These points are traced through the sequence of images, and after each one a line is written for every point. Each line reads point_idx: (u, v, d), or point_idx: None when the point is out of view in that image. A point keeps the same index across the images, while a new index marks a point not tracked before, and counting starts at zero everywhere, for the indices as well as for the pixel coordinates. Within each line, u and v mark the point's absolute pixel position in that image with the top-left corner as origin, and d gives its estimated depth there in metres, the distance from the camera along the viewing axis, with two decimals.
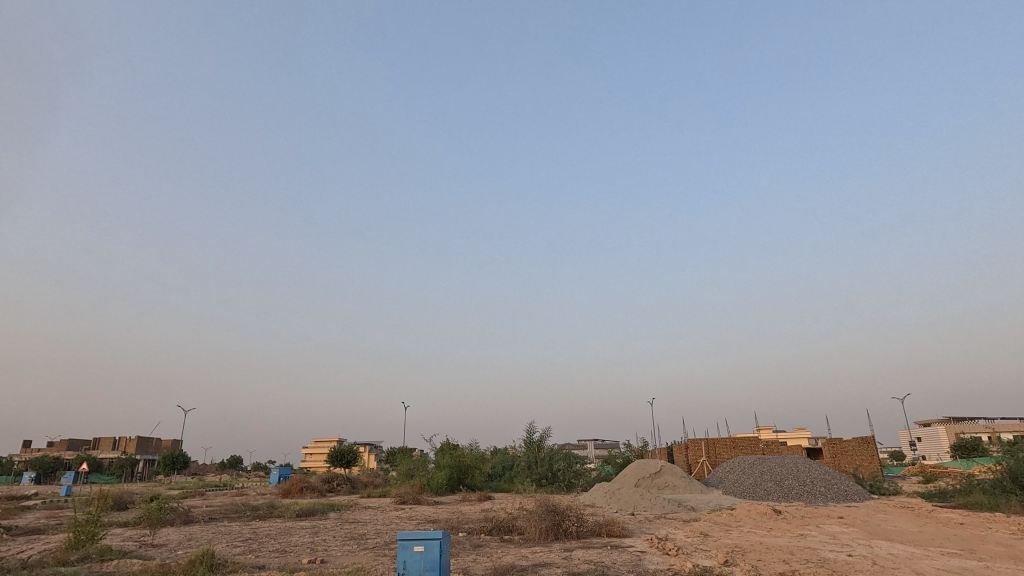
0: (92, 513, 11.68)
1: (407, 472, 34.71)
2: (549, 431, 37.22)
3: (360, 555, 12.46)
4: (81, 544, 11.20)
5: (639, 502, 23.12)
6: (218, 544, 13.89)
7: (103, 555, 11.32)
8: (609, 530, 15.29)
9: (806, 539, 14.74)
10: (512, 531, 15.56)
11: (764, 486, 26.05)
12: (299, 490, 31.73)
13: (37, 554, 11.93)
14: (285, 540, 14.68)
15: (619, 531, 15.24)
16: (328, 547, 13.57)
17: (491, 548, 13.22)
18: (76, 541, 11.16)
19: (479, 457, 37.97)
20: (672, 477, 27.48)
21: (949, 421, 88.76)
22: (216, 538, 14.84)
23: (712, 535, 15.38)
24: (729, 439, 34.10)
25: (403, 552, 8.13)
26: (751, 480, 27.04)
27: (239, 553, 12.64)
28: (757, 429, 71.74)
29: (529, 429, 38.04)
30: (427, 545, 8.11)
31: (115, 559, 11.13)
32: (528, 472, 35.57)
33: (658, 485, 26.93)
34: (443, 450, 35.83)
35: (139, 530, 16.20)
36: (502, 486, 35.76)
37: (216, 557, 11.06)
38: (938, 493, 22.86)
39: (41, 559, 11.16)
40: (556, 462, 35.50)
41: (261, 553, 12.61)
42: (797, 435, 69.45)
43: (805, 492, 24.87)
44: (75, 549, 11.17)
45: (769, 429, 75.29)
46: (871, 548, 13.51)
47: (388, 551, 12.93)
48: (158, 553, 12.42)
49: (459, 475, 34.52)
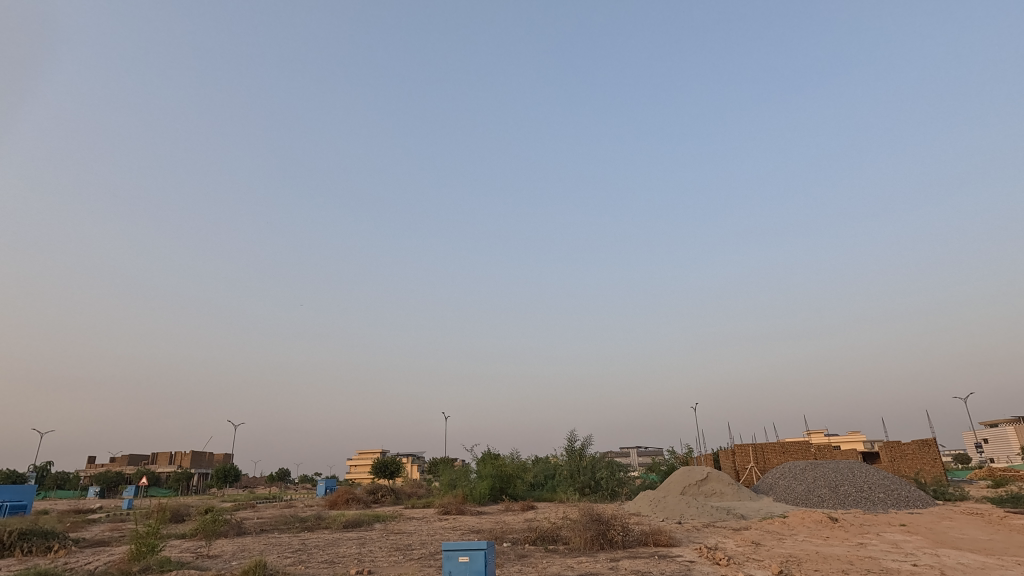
0: (153, 525, 12.18)
1: (450, 482, 34.93)
2: (590, 439, 36.90)
3: (407, 566, 12.51)
4: (143, 556, 11.68)
5: (685, 510, 22.57)
6: (270, 556, 14.26)
7: (164, 565, 11.77)
8: (655, 539, 14.98)
9: (866, 548, 14.03)
10: (556, 541, 15.42)
11: (818, 493, 25.05)
12: (345, 502, 32.41)
13: (103, 565, 12.47)
14: (333, 551, 14.88)
15: (666, 540, 14.91)
16: (375, 558, 13.75)
17: (536, 558, 13.13)
18: (138, 552, 11.65)
19: (521, 466, 37.91)
20: (719, 484, 26.75)
21: (1018, 421, 83.44)
22: (267, 550, 15.24)
23: (764, 544, 14.86)
24: (778, 444, 33.02)
25: (449, 562, 8.14)
26: (804, 486, 26.01)
27: (289, 564, 12.89)
28: (808, 433, 69.06)
29: (570, 437, 37.72)
30: (472, 556, 8.12)
31: (173, 570, 11.53)
32: (571, 481, 35.24)
33: (705, 493, 26.24)
34: (484, 459, 35.89)
35: (196, 541, 16.76)
36: (545, 495, 35.51)
37: (269, 568, 11.35)
38: (1011, 498, 21.42)
39: (107, 569, 11.67)
40: (599, 471, 35.11)
41: (311, 564, 12.89)
42: (851, 439, 66.44)
43: (863, 498, 23.76)
44: (137, 561, 11.66)
45: (820, 433, 72.25)
46: (938, 557, 12.75)
47: (434, 562, 12.96)
48: (214, 564, 12.84)
49: (501, 484, 34.50)
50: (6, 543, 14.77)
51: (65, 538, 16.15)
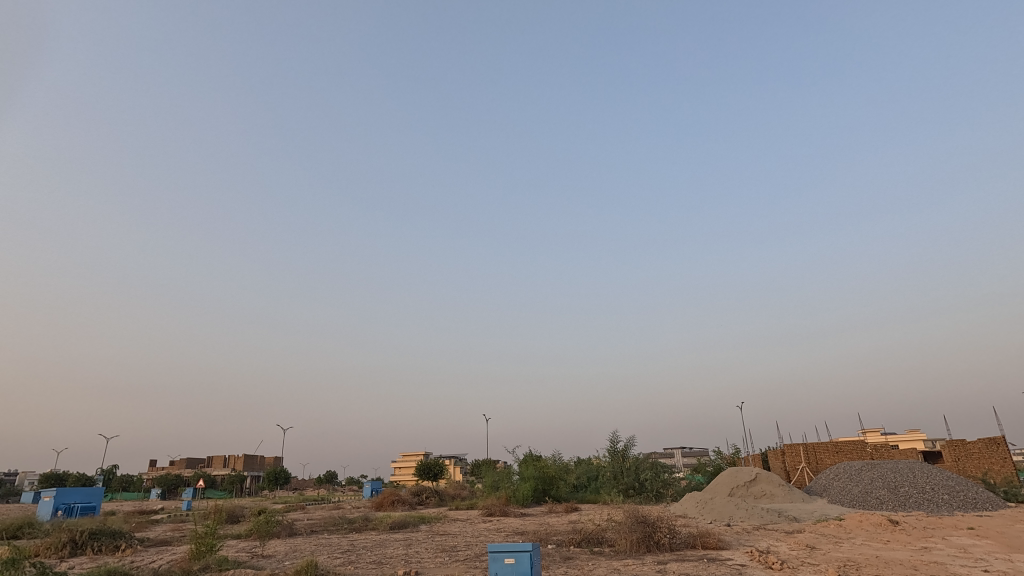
0: (211, 526, 12.70)
1: (493, 484, 35.09)
2: (633, 440, 36.46)
3: (452, 567, 12.63)
4: (202, 555, 12.17)
5: (734, 512, 21.96)
6: (320, 556, 14.68)
7: (222, 564, 12.27)
8: (704, 542, 14.63)
9: (931, 553, 13.28)
10: (602, 543, 15.25)
11: (876, 494, 23.95)
12: (391, 503, 33.01)
13: (166, 564, 13.06)
14: (381, 552, 15.21)
15: (715, 543, 14.53)
16: (421, 559, 13.92)
17: (581, 560, 12.99)
18: (198, 552, 12.16)
19: (563, 468, 37.75)
20: (769, 485, 25.95)
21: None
22: (319, 550, 15.65)
23: (820, 548, 14.26)
24: (831, 443, 31.74)
25: (494, 564, 8.16)
26: (860, 487, 24.93)
27: (339, 565, 13.22)
28: (863, 432, 66.25)
29: (612, 438, 37.35)
30: (518, 557, 8.11)
31: (231, 569, 11.99)
32: (614, 483, 34.81)
33: (754, 494, 25.50)
34: (527, 461, 35.90)
35: (251, 542, 17.42)
36: (589, 496, 35.18)
37: (320, 568, 11.63)
38: None
39: (170, 568, 12.21)
40: (643, 472, 34.60)
41: (360, 565, 13.15)
42: (911, 438, 63.39)
43: (925, 500, 22.58)
44: (197, 560, 12.17)
45: (876, 431, 69.12)
46: (1013, 564, 11.94)
47: (479, 564, 13.04)
48: (269, 564, 13.27)
49: (544, 486, 34.41)
50: (78, 542, 15.66)
51: (131, 538, 17.02)
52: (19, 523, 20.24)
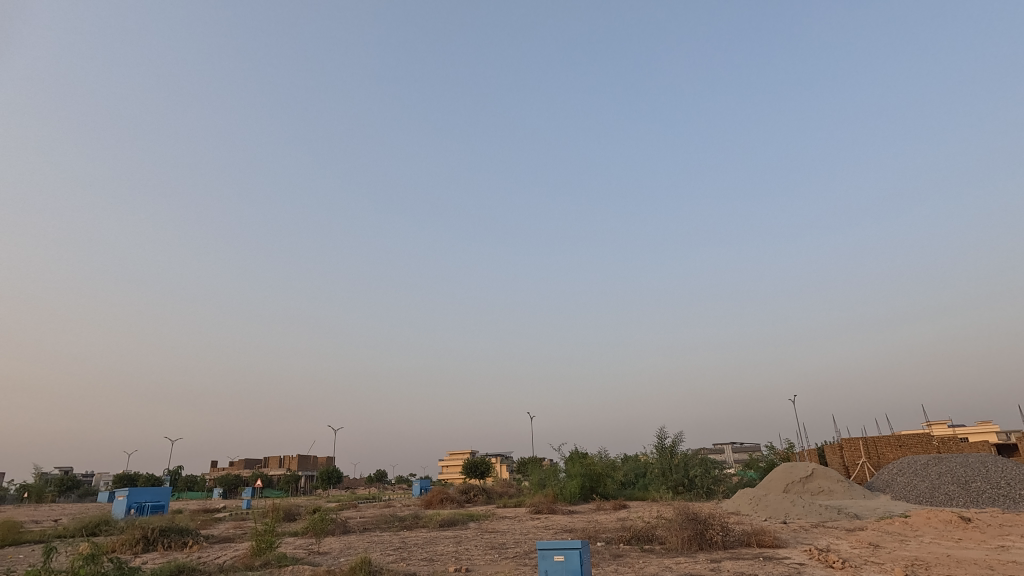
0: (269, 523, 13.23)
1: (540, 481, 35.08)
2: (680, 436, 35.81)
3: (502, 564, 12.72)
4: (263, 551, 12.71)
5: (790, 509, 21.25)
6: (374, 553, 15.04)
7: (282, 560, 12.75)
8: (759, 539, 14.23)
9: (1008, 552, 12.49)
10: (652, 541, 15.03)
11: (945, 490, 22.70)
12: (440, 501, 33.50)
13: (229, 560, 13.70)
14: (432, 549, 15.43)
15: (771, 541, 14.09)
16: (472, 556, 14.07)
17: (632, 558, 12.87)
18: (259, 548, 12.71)
19: (610, 465, 37.39)
20: (827, 481, 24.99)
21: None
22: (372, 547, 16.04)
23: (885, 546, 13.58)
24: (895, 437, 30.09)
25: (544, 561, 8.16)
26: (927, 483, 23.69)
27: (392, 561, 13.55)
28: (929, 424, 62.95)
29: (659, 434, 36.75)
30: (567, 555, 8.08)
31: (289, 565, 12.46)
32: (663, 479, 34.19)
33: (811, 490, 24.61)
34: (573, 458, 35.76)
35: (307, 539, 18.05)
36: (637, 493, 34.72)
37: (374, 565, 11.91)
38: None
39: (233, 564, 12.77)
40: (692, 468, 33.90)
41: (411, 561, 13.41)
42: (981, 430, 59.69)
43: (1000, 496, 21.24)
44: (259, 556, 12.69)
45: (943, 424, 65.46)
46: None
47: (529, 561, 13.06)
48: (325, 560, 13.71)
49: (591, 483, 34.15)
50: (149, 539, 16.63)
51: (197, 535, 17.91)
52: (97, 521, 21.63)
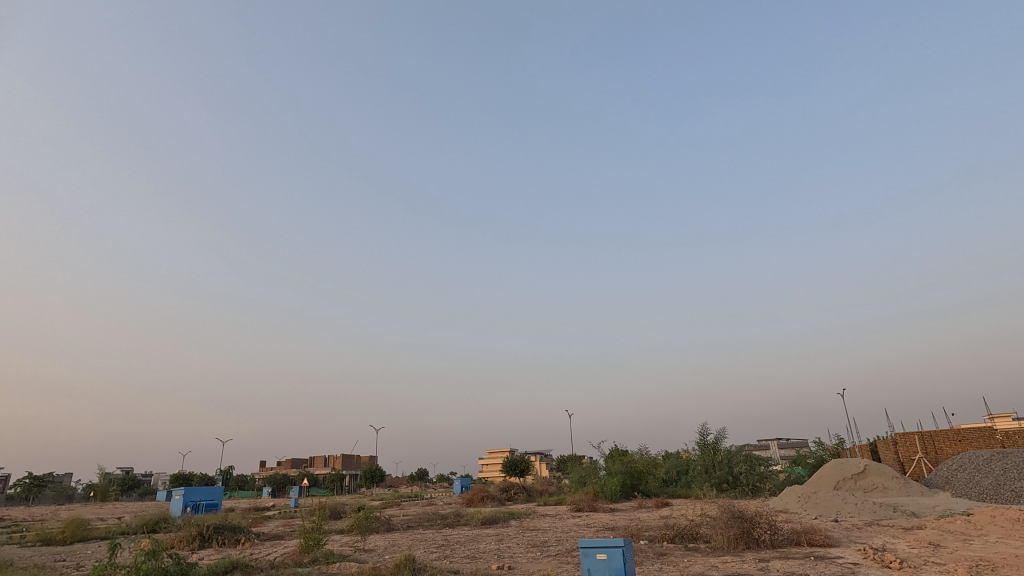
0: (317, 521, 13.60)
1: (580, 479, 34.91)
2: (723, 433, 35.05)
3: (545, 562, 12.71)
4: (311, 548, 13.08)
5: (842, 507, 20.51)
6: (417, 550, 15.27)
7: (329, 557, 13.09)
8: (810, 538, 13.78)
9: None
10: (697, 539, 14.75)
11: (1011, 486, 21.48)
12: (481, 499, 33.76)
13: (280, 556, 14.16)
14: (475, 547, 15.58)
15: (822, 540, 13.63)
16: (514, 554, 14.10)
17: (676, 557, 12.68)
18: (307, 545, 13.08)
19: (652, 462, 36.92)
20: (881, 478, 24.04)
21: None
22: (415, 545, 16.27)
23: (947, 546, 12.94)
24: (954, 431, 28.63)
25: (587, 560, 8.11)
26: (990, 479, 22.47)
27: (436, 559, 13.73)
28: (991, 417, 59.78)
29: (701, 431, 36.04)
30: (610, 553, 8.01)
31: (337, 562, 12.79)
32: (706, 477, 33.49)
33: (864, 487, 23.71)
34: (613, 456, 35.44)
35: (353, 536, 18.49)
36: (679, 491, 34.16)
37: (418, 562, 12.09)
38: None
39: (284, 560, 13.17)
40: (736, 465, 33.12)
41: (454, 559, 13.56)
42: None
43: None
44: (308, 552, 13.05)
45: (1007, 417, 62.08)
46: None
47: (571, 559, 13.01)
48: (370, 557, 14.02)
49: (632, 481, 33.76)
50: (205, 536, 17.35)
51: (249, 532, 18.57)
52: (157, 518, 22.71)
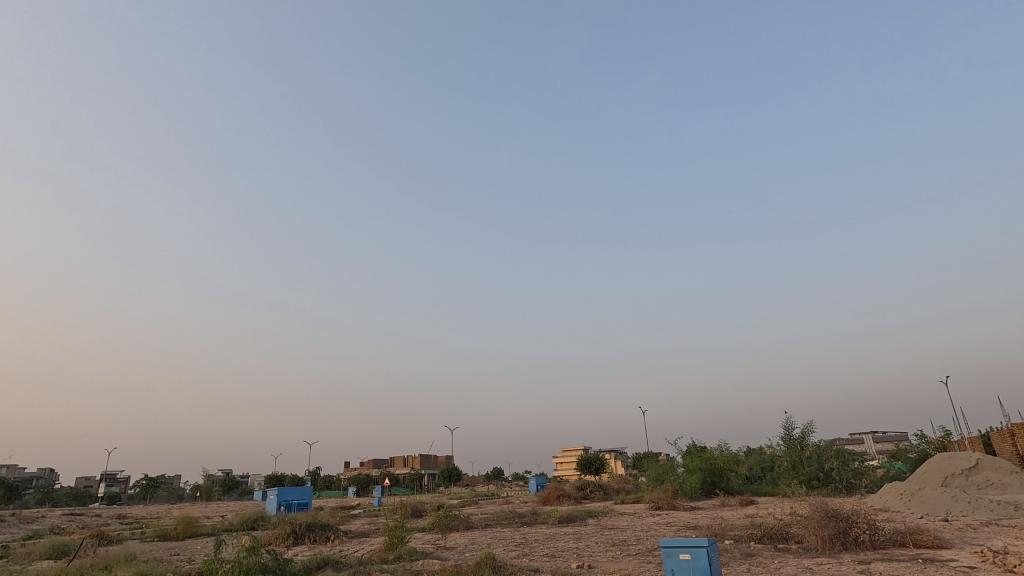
0: (399, 519, 14.06)
1: (658, 477, 34.06)
2: (810, 427, 33.10)
3: (626, 561, 12.47)
4: (396, 546, 13.54)
5: (953, 505, 18.78)
6: (496, 548, 15.47)
7: (412, 554, 13.49)
8: (916, 539, 12.73)
9: None
10: (787, 539, 13.99)
11: None
12: (557, 498, 33.68)
13: (367, 553, 14.75)
14: (553, 546, 15.53)
15: (930, 542, 12.54)
16: (593, 553, 13.92)
17: (765, 558, 12.08)
18: (392, 543, 13.56)
19: (733, 459, 35.50)
20: (997, 474, 21.81)
21: None
22: (494, 543, 16.47)
23: None
24: None
25: (669, 560, 7.88)
26: None
27: (515, 557, 13.86)
28: None
29: (786, 425, 34.20)
30: (694, 553, 7.73)
31: (420, 559, 13.16)
32: (794, 473, 31.77)
33: (978, 484, 21.59)
34: (691, 452, 34.33)
35: (434, 535, 18.95)
36: (765, 488, 32.59)
37: (499, 560, 12.18)
38: None
39: (371, 557, 13.68)
40: (827, 461, 31.16)
41: (534, 558, 13.56)
42: None
43: None
44: (393, 549, 13.53)
45: None
46: None
47: (653, 558, 12.68)
48: (452, 555, 14.33)
49: (713, 478, 32.58)
50: (298, 533, 18.39)
51: (337, 530, 19.49)
52: (255, 517, 24.36)
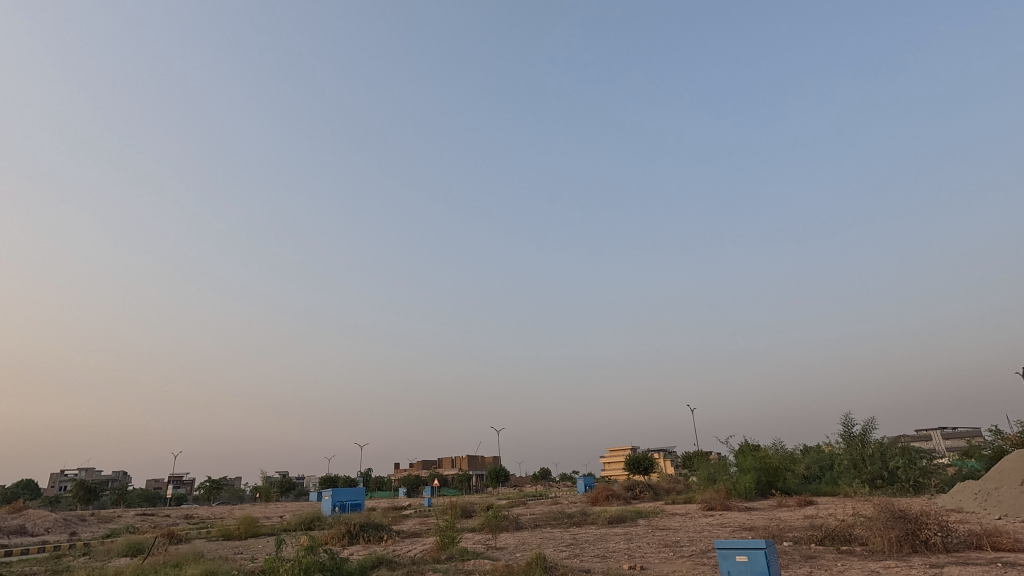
0: (450, 520, 14.24)
1: (710, 476, 33.29)
2: (872, 423, 31.61)
3: (679, 563, 12.23)
4: (448, 545, 13.72)
5: None
6: (547, 548, 15.47)
7: (464, 554, 13.64)
8: (993, 542, 11.96)
9: None
10: (851, 541, 13.40)
11: None
12: (606, 498, 33.38)
13: (420, 553, 15.01)
14: (604, 546, 15.38)
15: (1010, 544, 11.75)
16: (645, 554, 13.74)
17: (828, 560, 11.62)
18: (444, 543, 13.76)
19: (789, 458, 34.32)
20: None
21: None
22: (545, 543, 16.47)
23: None
24: None
25: (725, 561, 7.69)
26: None
27: (565, 557, 13.83)
28: None
29: (845, 422, 32.77)
30: (752, 555, 7.51)
31: (472, 559, 13.29)
32: (855, 472, 30.43)
33: None
34: (744, 451, 33.39)
35: (485, 535, 19.10)
36: (824, 488, 31.34)
37: (549, 560, 12.17)
38: None
39: (424, 557, 13.92)
40: (892, 459, 29.68)
41: (585, 558, 13.48)
42: None
43: None
44: (445, 549, 13.72)
45: None
46: None
47: (707, 560, 12.40)
48: (502, 555, 14.42)
49: (769, 478, 31.53)
50: (353, 533, 18.90)
51: (390, 530, 19.93)
52: (312, 517, 25.21)
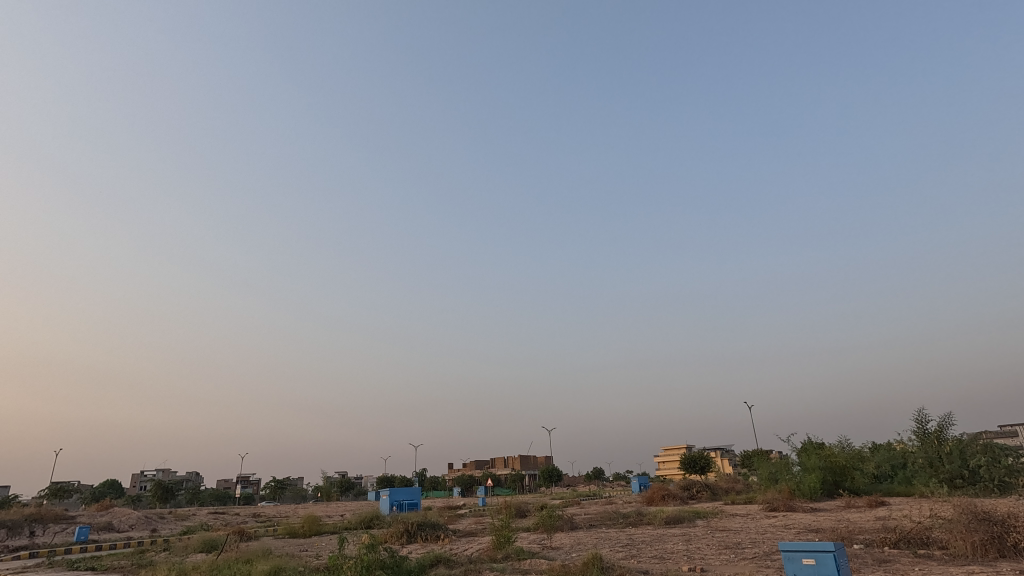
0: (505, 519, 14.35)
1: (771, 475, 32.11)
2: (948, 419, 29.65)
3: (741, 565, 11.86)
4: (504, 545, 13.83)
5: None
6: (603, 548, 15.33)
7: (520, 554, 13.69)
8: None
9: None
10: (929, 545, 12.62)
11: None
12: (662, 499, 32.72)
13: (476, 552, 15.19)
14: (662, 547, 15.12)
15: None
16: (706, 556, 13.39)
17: (904, 564, 11.00)
18: (500, 542, 13.89)
19: (857, 456, 32.66)
20: None
21: None
22: (601, 543, 16.33)
23: None
24: None
25: (791, 564, 7.40)
26: None
27: (623, 558, 13.67)
28: None
29: (918, 418, 30.86)
30: (819, 558, 7.21)
31: (528, 558, 13.34)
32: (931, 472, 28.64)
33: None
34: (807, 450, 31.98)
35: (540, 534, 19.12)
36: (897, 488, 29.64)
37: (606, 560, 12.05)
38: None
39: (481, 555, 14.07)
40: (972, 457, 27.76)
41: (642, 559, 13.29)
42: None
43: None
44: (500, 548, 13.84)
45: None
46: None
47: (771, 563, 11.96)
48: (558, 555, 14.41)
49: (835, 478, 30.07)
50: (411, 532, 19.33)
51: (447, 529, 20.24)
52: (371, 516, 25.94)
